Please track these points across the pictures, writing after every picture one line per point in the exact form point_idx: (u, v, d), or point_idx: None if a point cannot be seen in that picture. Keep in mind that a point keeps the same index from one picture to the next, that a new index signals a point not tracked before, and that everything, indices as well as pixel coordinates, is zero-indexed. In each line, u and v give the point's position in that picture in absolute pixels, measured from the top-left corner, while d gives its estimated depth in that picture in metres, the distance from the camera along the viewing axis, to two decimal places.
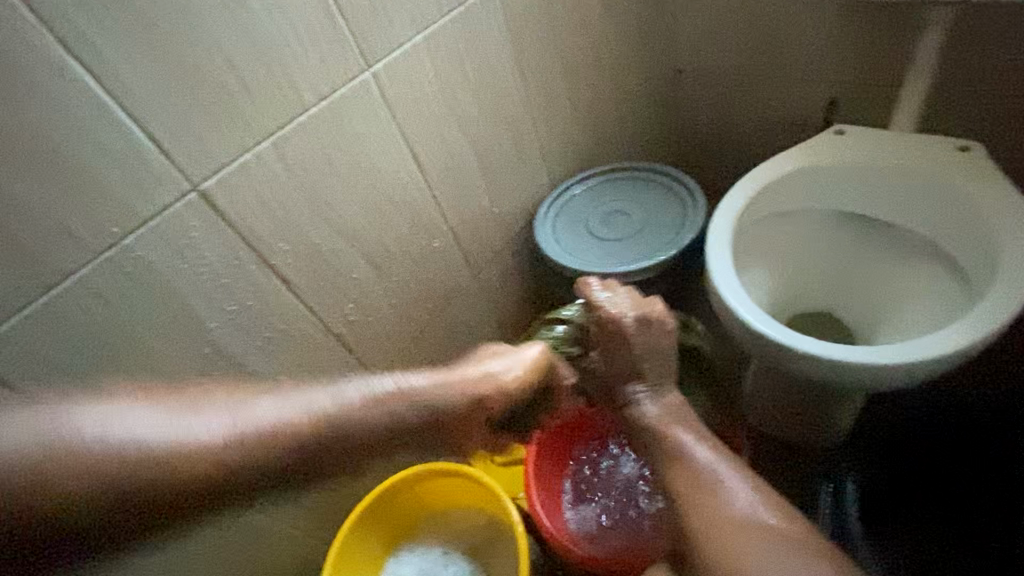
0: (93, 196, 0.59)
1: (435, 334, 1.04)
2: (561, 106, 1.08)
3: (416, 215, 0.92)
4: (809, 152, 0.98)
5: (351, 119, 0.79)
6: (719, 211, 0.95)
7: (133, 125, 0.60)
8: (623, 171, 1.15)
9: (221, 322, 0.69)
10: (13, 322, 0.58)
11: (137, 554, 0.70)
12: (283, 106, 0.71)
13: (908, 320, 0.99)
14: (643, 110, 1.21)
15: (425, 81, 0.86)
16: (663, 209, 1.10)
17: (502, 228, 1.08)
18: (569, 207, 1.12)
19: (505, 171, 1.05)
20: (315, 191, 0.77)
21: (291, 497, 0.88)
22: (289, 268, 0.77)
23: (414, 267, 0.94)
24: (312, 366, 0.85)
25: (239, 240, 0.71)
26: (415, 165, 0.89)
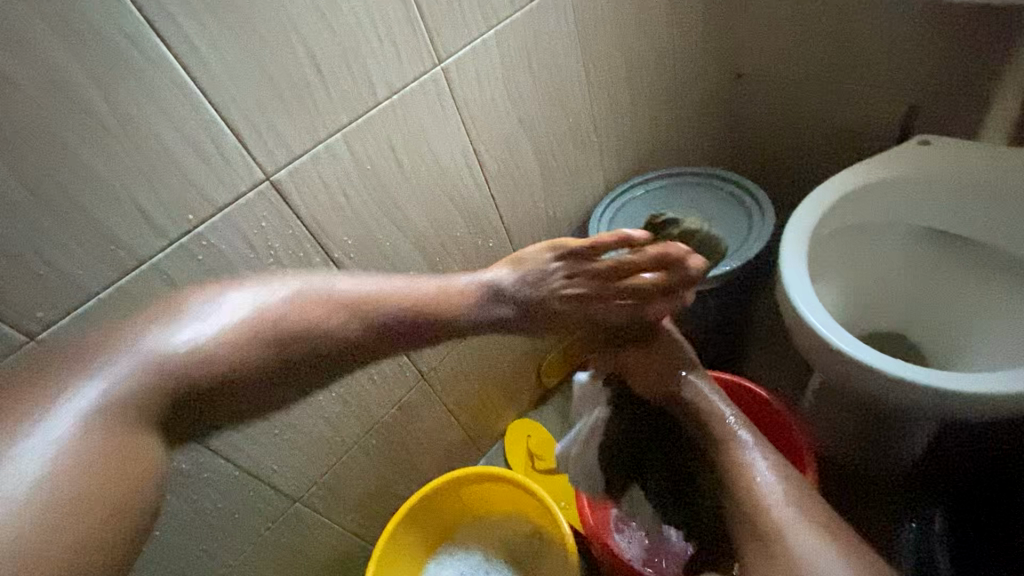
0: (172, 184, 0.60)
1: (486, 332, 1.04)
2: (623, 107, 1.06)
3: (472, 214, 0.91)
4: (894, 159, 0.91)
5: (419, 114, 0.78)
6: (794, 221, 0.89)
7: (218, 117, 0.61)
8: (683, 176, 1.12)
9: None
10: (89, 304, 0.59)
11: (197, 510, 0.77)
12: (357, 100, 0.71)
13: (988, 341, 0.90)
14: (700, 109, 1.19)
15: (492, 77, 0.85)
16: (727, 218, 1.05)
17: (555, 228, 1.06)
18: (625, 212, 1.09)
19: (566, 171, 1.02)
20: (381, 188, 0.77)
21: (337, 478, 0.92)
22: (350, 262, 0.78)
23: (466, 266, 0.94)
24: (367, 359, 0.87)
25: (306, 233, 0.72)
26: (475, 165, 0.88)
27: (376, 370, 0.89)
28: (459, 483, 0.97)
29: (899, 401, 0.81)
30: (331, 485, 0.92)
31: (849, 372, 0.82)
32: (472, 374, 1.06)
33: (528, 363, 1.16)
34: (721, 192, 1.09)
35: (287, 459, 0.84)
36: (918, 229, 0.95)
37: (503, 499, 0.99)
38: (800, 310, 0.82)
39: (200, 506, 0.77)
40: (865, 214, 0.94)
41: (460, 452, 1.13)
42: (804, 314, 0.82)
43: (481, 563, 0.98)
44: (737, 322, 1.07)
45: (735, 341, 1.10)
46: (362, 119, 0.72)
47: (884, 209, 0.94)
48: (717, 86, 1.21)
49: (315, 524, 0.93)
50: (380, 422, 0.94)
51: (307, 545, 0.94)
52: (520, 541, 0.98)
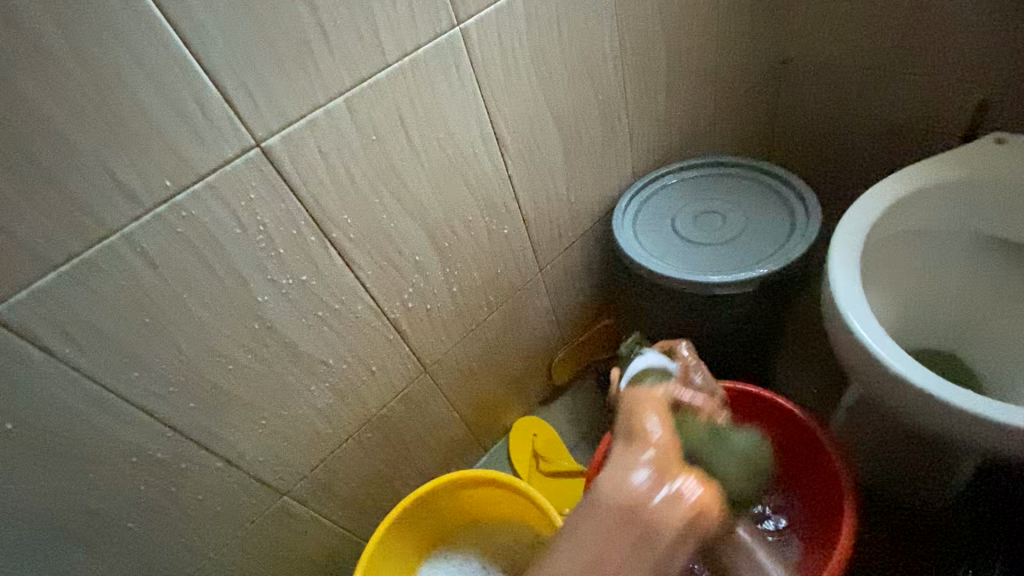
0: (148, 146, 0.53)
1: (496, 326, 0.97)
2: (658, 88, 0.96)
3: (486, 198, 0.83)
4: (963, 159, 0.80)
5: (432, 83, 0.70)
6: (845, 222, 0.79)
7: (202, 72, 0.53)
8: (720, 167, 1.02)
9: (272, 293, 0.67)
10: (51, 277, 0.52)
11: (175, 504, 0.71)
12: (362, 62, 0.62)
13: None
14: (741, 95, 1.09)
15: (517, 45, 0.76)
16: (767, 216, 0.95)
17: (576, 218, 0.98)
18: (654, 203, 1.00)
19: (591, 156, 0.94)
20: (387, 163, 0.70)
21: (329, 474, 0.86)
22: (349, 243, 0.71)
23: (476, 254, 0.87)
24: (364, 351, 0.80)
25: (301, 208, 0.65)
26: (493, 144, 0.80)
27: (375, 361, 0.82)
28: (458, 488, 0.91)
29: (952, 434, 0.71)
30: (321, 480, 0.86)
31: (896, 396, 0.72)
32: (479, 369, 0.99)
33: (538, 359, 1.09)
34: (761, 187, 0.99)
35: (275, 452, 0.78)
36: (985, 237, 0.84)
37: (505, 505, 0.93)
38: (853, 324, 0.73)
39: (180, 499, 0.72)
40: (924, 218, 0.84)
41: (461, 450, 1.07)
42: (853, 328, 0.73)
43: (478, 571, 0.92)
44: (770, 331, 0.97)
45: (767, 350, 1.01)
46: (368, 82, 0.64)
47: (944, 214, 0.84)
48: (762, 71, 1.10)
49: (304, 520, 0.87)
50: (377, 416, 0.87)
51: (294, 542, 0.88)
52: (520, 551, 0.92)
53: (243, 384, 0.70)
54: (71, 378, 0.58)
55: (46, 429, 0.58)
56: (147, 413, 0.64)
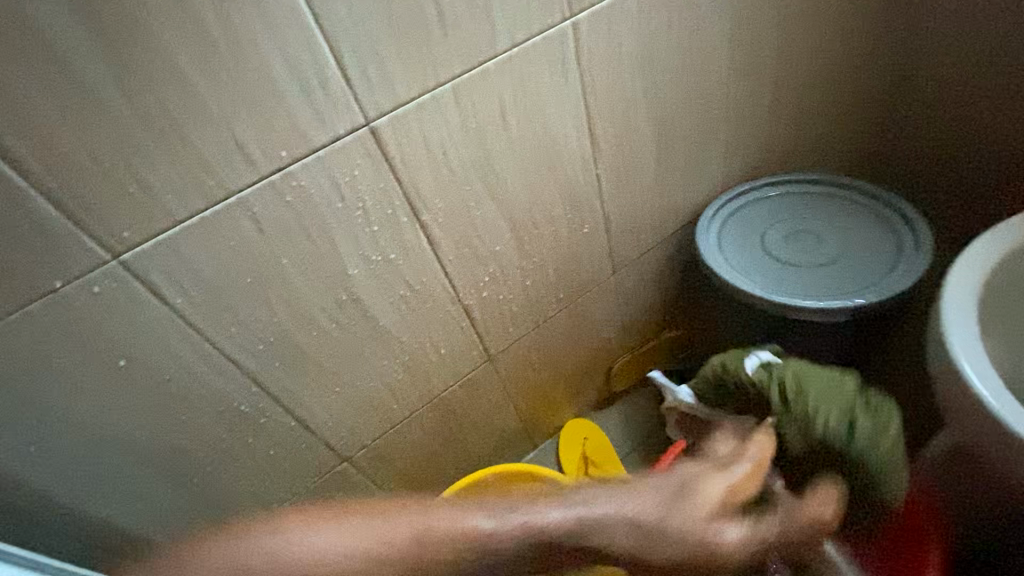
0: (273, 117, 0.55)
1: (564, 324, 0.96)
2: (763, 95, 0.91)
3: (572, 194, 0.82)
4: None
5: (537, 75, 0.69)
6: (957, 269, 0.72)
7: (326, 49, 0.55)
8: (823, 187, 0.96)
9: (360, 268, 0.69)
10: (175, 232, 0.56)
11: (250, 455, 0.76)
12: (473, 48, 0.63)
13: None
14: (852, 110, 1.02)
15: (625, 42, 0.74)
16: (870, 242, 0.89)
17: (659, 224, 0.95)
18: (744, 217, 0.95)
19: (684, 161, 0.90)
20: (483, 152, 0.70)
21: (389, 446, 0.90)
22: (437, 227, 0.72)
23: (554, 251, 0.86)
24: (435, 332, 0.82)
25: (398, 190, 0.66)
26: (587, 141, 0.79)
27: (445, 344, 0.84)
28: (508, 479, 0.92)
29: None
30: (380, 451, 0.89)
31: (1005, 462, 0.66)
32: (542, 365, 0.99)
33: (600, 362, 1.07)
34: (867, 212, 0.92)
35: (343, 419, 0.81)
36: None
37: None
38: (974, 386, 0.65)
39: (254, 451, 0.76)
40: None
41: (511, 443, 1.07)
42: (964, 377, 0.66)
43: None
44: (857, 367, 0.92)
45: None
46: (477, 71, 0.64)
47: None
48: (878, 87, 1.02)
49: (361, 488, 0.91)
50: (438, 396, 0.89)
51: (348, 507, 0.92)
52: None
53: (324, 351, 0.73)
54: (178, 326, 0.62)
55: (151, 370, 0.63)
56: (238, 366, 0.68)
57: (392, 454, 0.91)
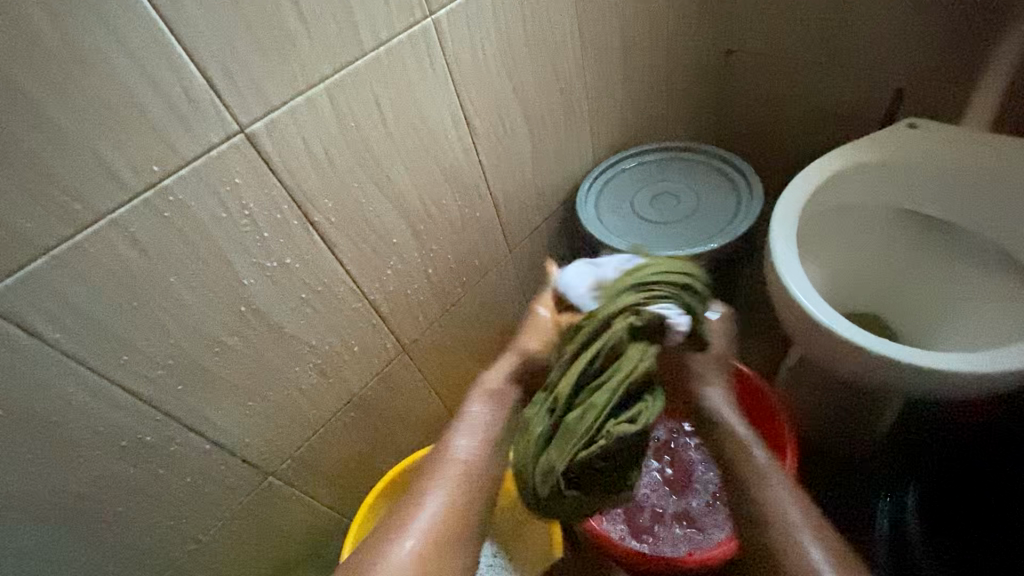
0: (139, 131, 0.54)
1: (468, 305, 1.01)
2: (614, 74, 1.02)
3: (459, 182, 0.87)
4: (876, 144, 0.90)
5: (407, 71, 0.73)
6: (778, 238, 0.85)
7: (185, 56, 0.54)
8: (674, 152, 1.10)
9: (255, 278, 0.69)
10: (41, 263, 0.53)
11: (165, 487, 0.73)
12: (340, 48, 0.65)
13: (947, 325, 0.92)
14: (691, 84, 1.17)
15: (483, 34, 0.80)
16: (715, 195, 1.04)
17: (541, 201, 1.02)
18: (613, 187, 1.06)
19: (556, 142, 0.99)
20: (366, 148, 0.73)
21: (312, 452, 0.90)
22: (329, 226, 0.73)
23: (450, 237, 0.90)
24: (343, 332, 0.83)
25: (284, 193, 0.67)
26: (463, 130, 0.83)
27: (356, 341, 0.86)
28: None
29: (918, 392, 0.79)
30: (305, 459, 0.89)
31: (831, 354, 0.81)
32: (454, 346, 1.03)
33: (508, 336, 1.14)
34: (711, 170, 1.08)
35: (260, 432, 0.80)
36: (909, 212, 0.94)
37: None
38: (819, 319, 0.79)
39: (170, 481, 0.73)
40: (847, 196, 0.93)
41: (440, 425, 1.11)
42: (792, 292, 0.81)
43: None
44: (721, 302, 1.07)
45: None
46: (347, 68, 0.67)
47: (861, 195, 0.93)
48: (708, 61, 1.18)
49: (289, 500, 0.90)
50: (356, 395, 0.91)
51: (278, 522, 0.91)
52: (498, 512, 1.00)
53: (231, 366, 0.72)
54: (62, 363, 0.58)
55: (35, 415, 0.59)
56: (138, 397, 0.65)
57: (315, 458, 0.91)
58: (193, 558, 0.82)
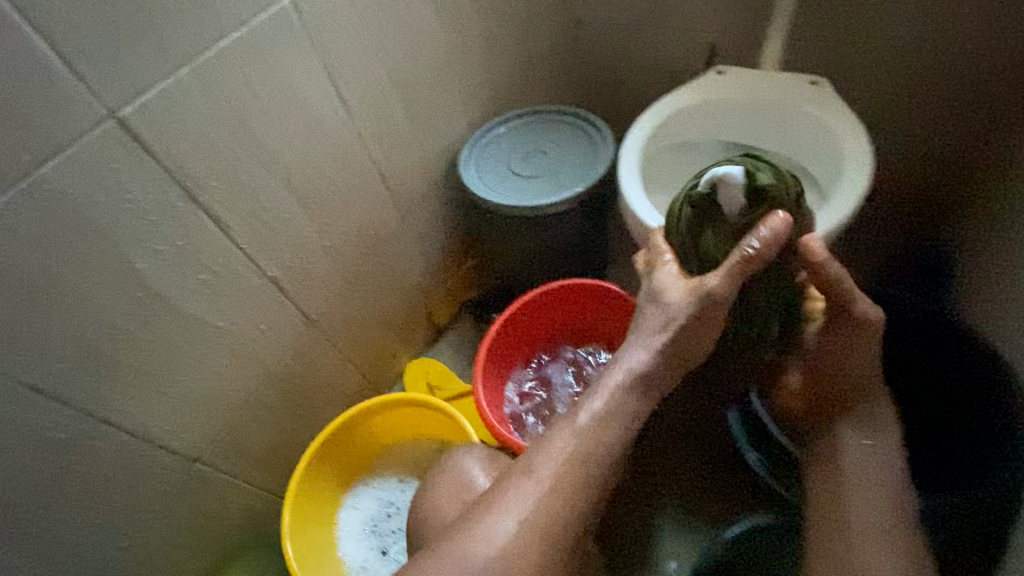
0: (7, 121, 0.58)
1: (373, 273, 1.07)
2: (480, 46, 1.11)
3: (344, 155, 0.92)
4: (692, 90, 1.07)
5: (274, 51, 0.77)
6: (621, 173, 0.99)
7: (43, 51, 0.59)
8: (542, 114, 1.22)
9: (149, 261, 0.73)
10: None
11: (86, 470, 0.77)
12: (199, 30, 0.69)
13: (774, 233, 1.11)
14: (552, 52, 1.29)
15: (345, 12, 0.85)
16: (578, 148, 1.17)
17: (428, 170, 1.10)
18: (490, 151, 1.17)
19: (432, 114, 1.07)
20: (243, 128, 0.77)
21: (235, 432, 0.93)
22: (218, 206, 0.78)
23: (343, 209, 0.96)
24: (246, 308, 0.87)
25: (165, 175, 0.71)
26: (340, 105, 0.89)
27: (262, 317, 0.90)
28: (368, 414, 1.03)
29: None
30: (229, 439, 0.92)
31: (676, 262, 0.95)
32: (366, 315, 1.09)
33: (418, 301, 1.21)
34: (575, 127, 1.21)
35: (176, 412, 0.84)
36: (739, 146, 1.11)
37: (410, 424, 1.06)
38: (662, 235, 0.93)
39: (85, 464, 0.77)
40: (680, 136, 1.10)
41: (364, 393, 1.17)
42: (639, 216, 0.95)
43: (396, 484, 1.06)
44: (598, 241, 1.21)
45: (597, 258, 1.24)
46: (212, 51, 0.71)
47: (691, 134, 1.11)
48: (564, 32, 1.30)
49: (220, 483, 0.93)
50: (272, 372, 0.95)
51: (211, 505, 0.94)
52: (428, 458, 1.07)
53: (135, 347, 0.76)
54: None
55: None
56: (44, 381, 0.69)
57: (239, 438, 0.94)
58: (127, 546, 0.86)
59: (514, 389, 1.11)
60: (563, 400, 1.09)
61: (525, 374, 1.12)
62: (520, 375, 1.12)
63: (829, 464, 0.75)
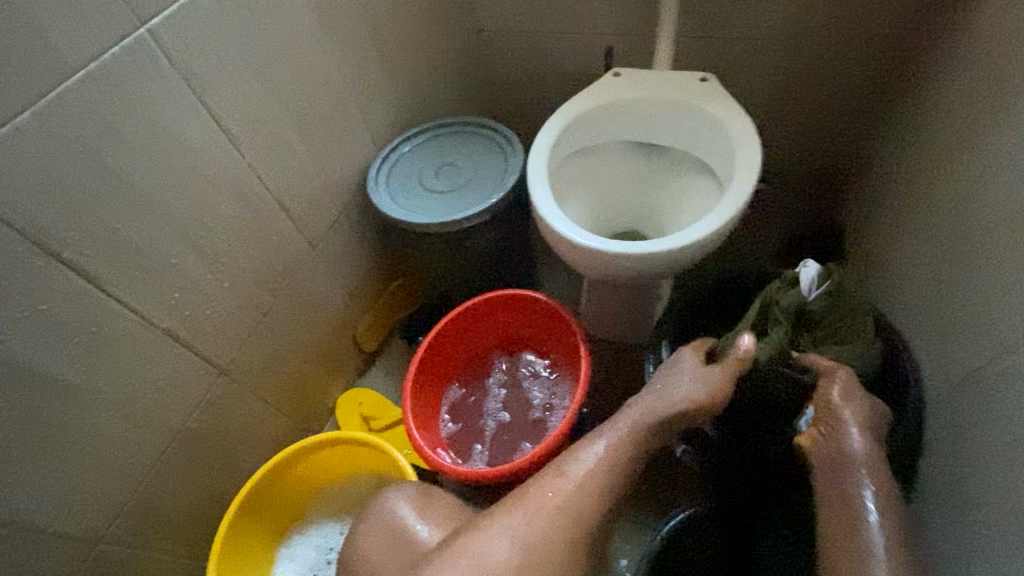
0: None
1: (286, 308, 1.01)
2: (375, 62, 1.07)
3: (234, 188, 0.86)
4: (591, 93, 1.08)
5: (133, 84, 0.71)
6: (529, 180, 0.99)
7: None
8: (448, 127, 1.20)
9: (8, 332, 0.65)
10: None
11: None
12: (36, 69, 0.62)
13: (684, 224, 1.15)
14: (453, 62, 1.27)
15: (217, 37, 0.79)
16: (489, 158, 1.17)
17: (335, 195, 1.06)
18: (398, 169, 1.14)
19: (332, 136, 1.02)
20: (107, 171, 0.70)
21: (144, 500, 0.85)
22: (87, 260, 0.70)
23: (242, 246, 0.90)
24: (138, 366, 0.79)
25: (16, 234, 0.63)
26: (222, 135, 0.82)
27: (159, 373, 0.82)
28: (296, 457, 0.97)
29: (666, 276, 1.00)
30: (137, 510, 0.84)
31: (592, 263, 0.96)
32: (283, 354, 1.03)
33: (341, 330, 1.16)
34: (484, 137, 1.20)
35: (67, 492, 0.75)
36: (642, 144, 1.14)
37: (343, 461, 1.01)
38: (574, 239, 0.94)
39: None
40: (585, 138, 1.12)
41: (292, 434, 1.10)
42: (550, 222, 0.95)
43: (336, 526, 1.01)
44: (520, 248, 1.21)
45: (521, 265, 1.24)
46: (54, 89, 0.63)
47: (595, 136, 1.12)
48: (464, 41, 1.28)
49: (125, 559, 0.84)
50: (179, 430, 0.87)
51: None
52: (366, 494, 1.02)
53: (4, 429, 0.67)
54: None
55: None
56: None
57: (150, 506, 0.86)
58: None
59: (446, 407, 1.08)
60: (495, 421, 1.06)
61: (455, 394, 1.09)
62: (450, 396, 1.09)
63: (825, 462, 0.69)
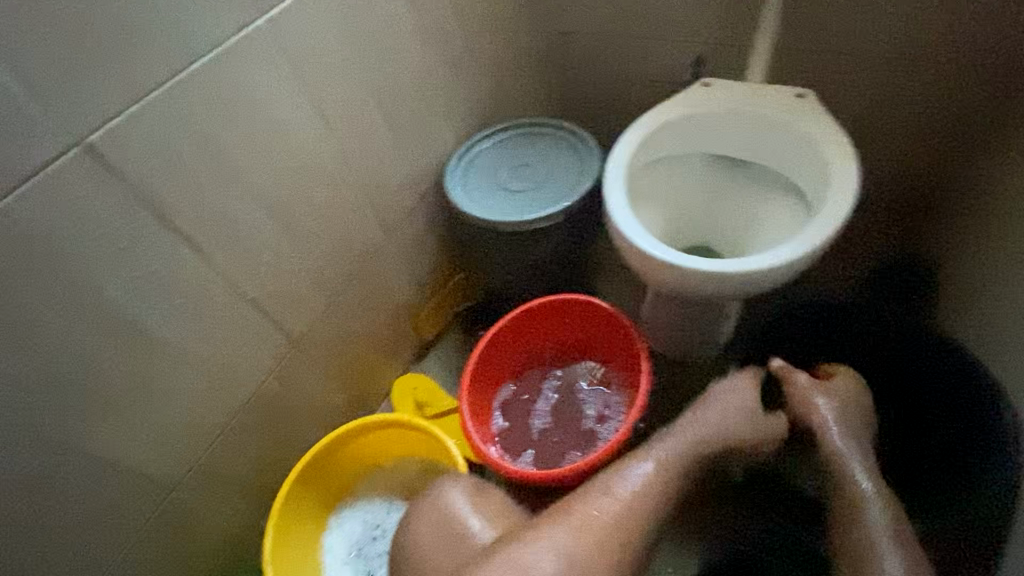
0: None
1: (356, 291, 1.05)
2: (462, 59, 1.09)
3: (322, 173, 0.91)
4: (680, 102, 1.06)
5: (246, 70, 0.76)
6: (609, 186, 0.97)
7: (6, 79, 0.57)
8: (527, 128, 1.21)
9: (119, 289, 0.71)
10: None
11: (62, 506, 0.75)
12: (167, 53, 0.68)
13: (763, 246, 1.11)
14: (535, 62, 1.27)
15: (322, 29, 0.83)
16: (565, 161, 1.16)
17: (412, 186, 1.09)
18: (475, 165, 1.15)
19: (415, 129, 1.05)
20: (216, 149, 0.75)
21: (216, 457, 0.91)
22: (190, 229, 0.76)
23: (323, 228, 0.94)
24: (223, 331, 0.85)
25: (135, 201, 0.70)
26: (317, 122, 0.87)
27: (240, 340, 0.88)
28: (354, 433, 1.01)
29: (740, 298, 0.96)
30: (209, 465, 0.91)
31: (662, 277, 0.94)
32: (349, 334, 1.07)
33: (404, 318, 1.19)
34: (561, 140, 1.20)
35: (153, 440, 0.82)
36: (725, 158, 1.10)
37: (396, 443, 1.05)
38: (649, 250, 0.92)
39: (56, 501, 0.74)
40: (667, 148, 1.09)
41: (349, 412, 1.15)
42: (625, 231, 0.94)
43: (383, 505, 1.05)
44: (586, 253, 1.20)
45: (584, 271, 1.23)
46: (181, 74, 0.69)
47: (678, 146, 1.09)
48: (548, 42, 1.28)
49: (194, 509, 0.91)
50: (252, 395, 0.93)
51: (193, 531, 0.93)
52: (414, 477, 1.05)
53: (108, 376, 0.74)
54: None
55: None
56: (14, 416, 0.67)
57: (220, 463, 0.92)
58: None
59: (498, 404, 1.09)
60: (544, 423, 1.07)
61: (509, 391, 1.10)
62: (504, 393, 1.10)
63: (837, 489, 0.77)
